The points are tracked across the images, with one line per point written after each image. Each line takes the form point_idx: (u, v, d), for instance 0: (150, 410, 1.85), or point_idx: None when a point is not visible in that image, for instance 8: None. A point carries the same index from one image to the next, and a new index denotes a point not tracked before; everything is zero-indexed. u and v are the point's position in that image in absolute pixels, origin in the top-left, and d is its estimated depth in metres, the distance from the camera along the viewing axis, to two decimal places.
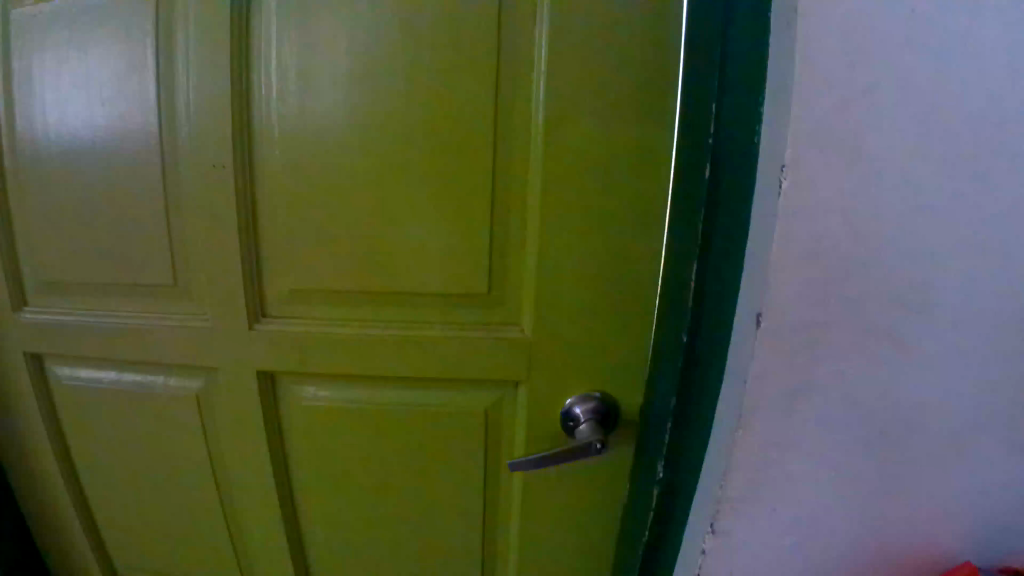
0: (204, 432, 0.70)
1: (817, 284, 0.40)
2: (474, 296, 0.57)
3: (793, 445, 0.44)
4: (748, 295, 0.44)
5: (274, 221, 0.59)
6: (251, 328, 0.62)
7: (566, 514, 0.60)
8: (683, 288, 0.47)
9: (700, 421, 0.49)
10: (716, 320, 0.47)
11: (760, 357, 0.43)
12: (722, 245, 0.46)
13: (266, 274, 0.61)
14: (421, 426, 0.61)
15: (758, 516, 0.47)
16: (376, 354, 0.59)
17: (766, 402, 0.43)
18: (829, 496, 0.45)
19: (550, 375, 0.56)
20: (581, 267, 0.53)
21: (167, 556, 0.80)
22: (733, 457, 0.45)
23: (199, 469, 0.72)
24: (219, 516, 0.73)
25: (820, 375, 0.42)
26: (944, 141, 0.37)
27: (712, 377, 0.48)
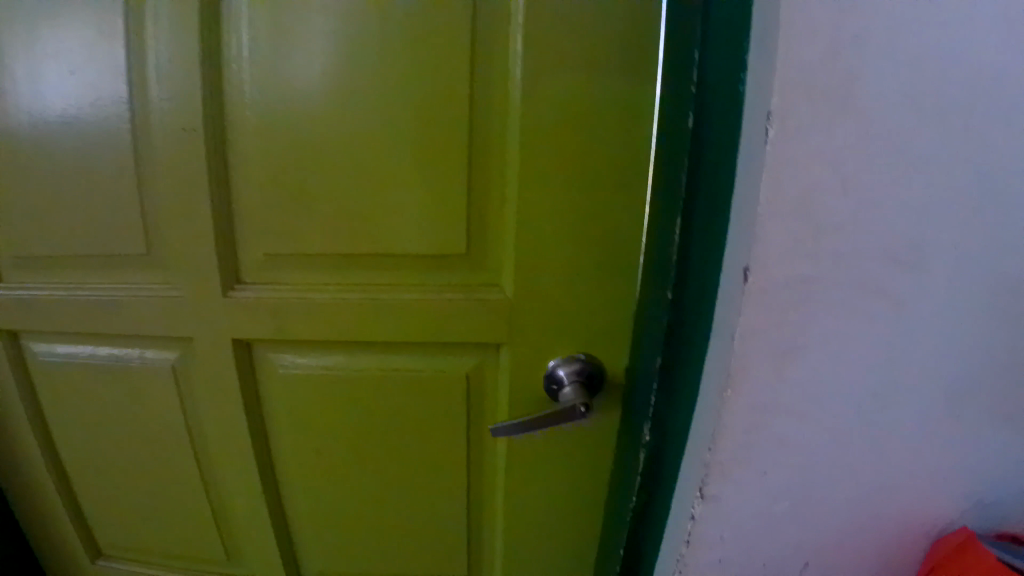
0: (184, 405, 0.68)
1: (803, 238, 0.39)
2: (454, 258, 0.54)
3: (785, 407, 0.43)
4: (735, 251, 0.42)
5: (246, 184, 0.56)
6: (226, 297, 0.59)
7: (552, 485, 0.57)
8: (671, 241, 0.44)
9: (687, 386, 0.46)
10: (703, 277, 0.44)
11: (750, 315, 0.41)
12: (708, 198, 0.43)
13: (241, 240, 0.58)
14: (403, 393, 0.58)
15: (748, 480, 0.45)
16: (354, 320, 0.56)
17: (755, 360, 0.42)
18: (815, 456, 0.45)
19: (533, 340, 0.54)
20: (563, 224, 0.51)
21: (151, 535, 0.78)
22: (722, 419, 0.43)
23: (183, 445, 0.70)
24: (204, 491, 0.72)
25: (808, 332, 0.41)
26: (937, 93, 0.37)
27: (699, 337, 0.45)
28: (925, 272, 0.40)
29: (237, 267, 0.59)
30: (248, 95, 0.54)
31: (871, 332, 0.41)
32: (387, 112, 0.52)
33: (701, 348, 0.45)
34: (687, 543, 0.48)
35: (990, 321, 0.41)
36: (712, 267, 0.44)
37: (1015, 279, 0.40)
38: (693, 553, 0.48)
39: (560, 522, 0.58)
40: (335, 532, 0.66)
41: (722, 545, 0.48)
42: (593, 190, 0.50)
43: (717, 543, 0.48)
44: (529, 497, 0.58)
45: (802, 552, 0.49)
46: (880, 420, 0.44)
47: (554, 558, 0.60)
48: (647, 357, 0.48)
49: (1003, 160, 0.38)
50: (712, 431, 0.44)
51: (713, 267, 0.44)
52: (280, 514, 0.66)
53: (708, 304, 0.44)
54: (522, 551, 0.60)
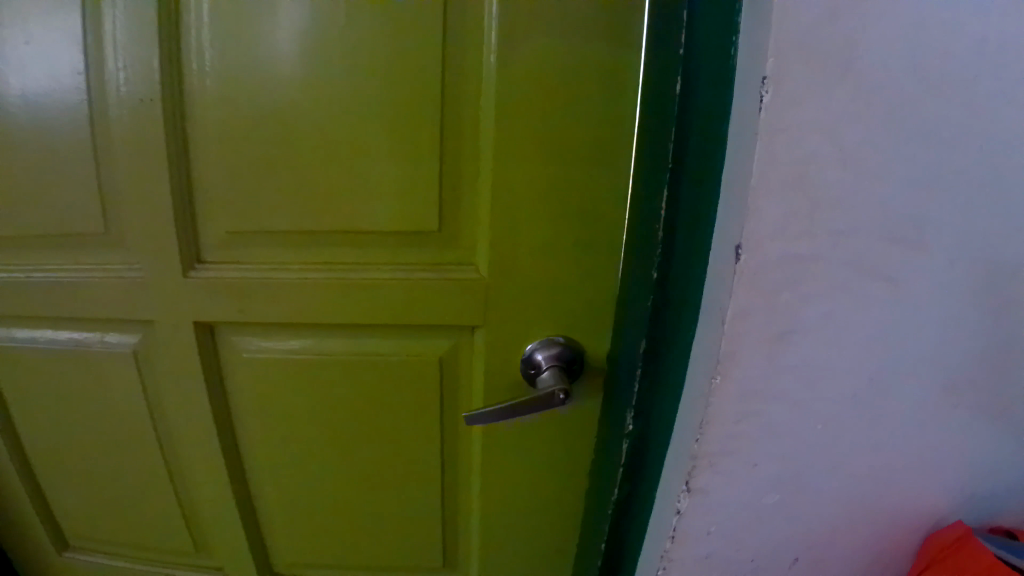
0: (145, 392, 0.64)
1: (798, 214, 0.36)
2: (426, 235, 0.51)
3: (777, 395, 0.40)
4: (725, 228, 0.38)
5: (204, 157, 0.52)
6: (186, 277, 0.55)
7: (531, 475, 0.54)
8: (656, 217, 0.41)
9: (672, 375, 0.43)
10: (693, 254, 0.41)
11: (742, 296, 0.38)
12: (697, 169, 0.39)
13: (201, 217, 0.54)
14: (374, 378, 0.55)
15: (737, 472, 0.43)
16: (320, 301, 0.53)
17: (746, 346, 0.39)
18: (807, 447, 0.42)
19: (509, 322, 0.51)
20: (541, 199, 0.47)
21: (117, 525, 0.75)
22: (710, 409, 0.40)
23: (149, 433, 0.66)
24: (173, 479, 0.69)
25: (801, 316, 0.38)
26: (942, 61, 0.34)
27: (686, 321, 0.42)
28: (924, 252, 0.37)
29: (196, 246, 0.55)
30: (209, 61, 0.49)
31: (868, 315, 0.39)
32: (356, 79, 0.48)
33: (688, 332, 0.42)
34: (671, 539, 0.45)
35: (993, 305, 0.39)
36: (702, 241, 0.40)
37: (1014, 262, 0.38)
38: (678, 548, 0.46)
39: (540, 512, 0.56)
40: (306, 522, 0.63)
41: (708, 540, 0.45)
42: (573, 162, 0.46)
43: (704, 537, 0.45)
44: (507, 487, 0.55)
45: (792, 545, 0.47)
46: (874, 408, 0.41)
47: (532, 551, 0.58)
48: (630, 341, 0.44)
49: (1005, 136, 0.36)
50: (699, 421, 0.41)
51: (704, 242, 0.40)
52: (248, 504, 0.63)
53: (695, 285, 0.41)
54: (500, 544, 0.58)
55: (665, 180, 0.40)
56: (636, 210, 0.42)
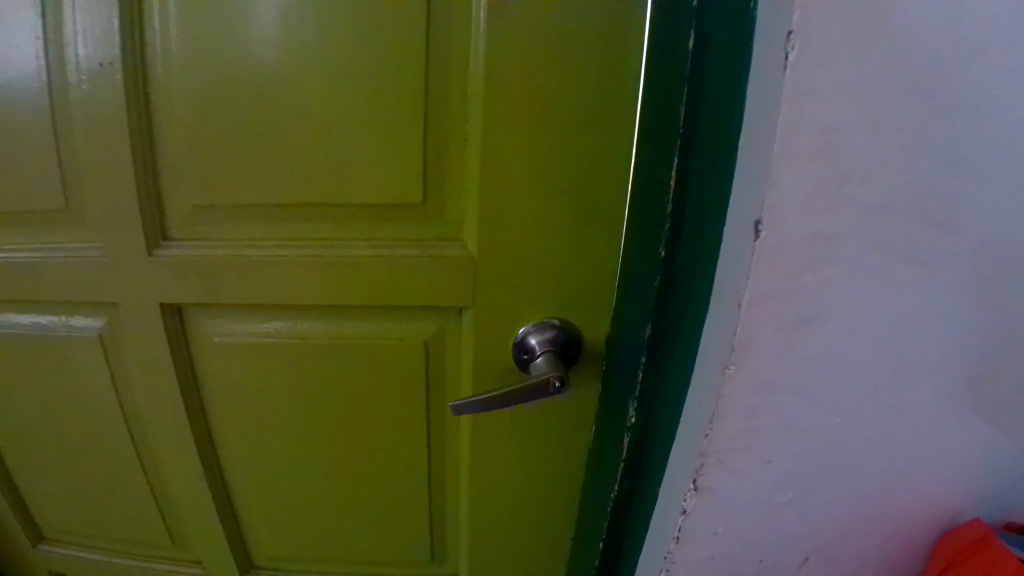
0: (115, 383, 0.58)
1: (823, 189, 0.32)
2: (409, 209, 0.47)
3: (793, 388, 0.37)
4: (742, 204, 0.34)
5: (171, 125, 0.47)
6: (150, 256, 0.50)
7: (522, 468, 0.51)
8: (665, 186, 0.37)
9: (680, 366, 0.39)
10: (704, 233, 0.36)
11: (760, 280, 0.34)
12: (709, 137, 0.35)
13: (166, 190, 0.49)
14: (355, 363, 0.51)
15: (747, 469, 0.40)
16: (296, 281, 0.49)
17: (762, 335, 0.35)
18: (824, 442, 0.39)
19: (500, 305, 0.47)
20: (535, 170, 0.43)
21: (84, 525, 0.70)
22: (722, 402, 0.37)
23: (115, 431, 0.61)
24: (141, 479, 0.64)
25: (824, 301, 0.35)
26: (991, 17, 0.29)
27: (698, 303, 0.37)
28: (956, 233, 0.34)
29: (162, 221, 0.50)
30: (172, 18, 0.44)
31: (894, 301, 0.35)
32: (332, 37, 0.43)
33: (699, 316, 0.38)
34: (677, 539, 0.43)
35: None
36: (714, 216, 0.36)
37: None
38: (682, 549, 0.43)
39: (532, 506, 0.53)
40: (286, 515, 0.59)
41: (715, 541, 0.42)
42: (572, 129, 0.42)
43: (711, 538, 0.42)
44: (498, 480, 0.52)
45: (803, 546, 0.44)
46: (895, 401, 0.38)
47: (523, 546, 0.55)
48: (633, 325, 0.40)
49: None
50: (708, 415, 0.38)
51: (717, 220, 0.36)
52: (224, 497, 0.60)
53: (708, 264, 0.37)
54: (489, 539, 0.55)
55: (676, 149, 0.36)
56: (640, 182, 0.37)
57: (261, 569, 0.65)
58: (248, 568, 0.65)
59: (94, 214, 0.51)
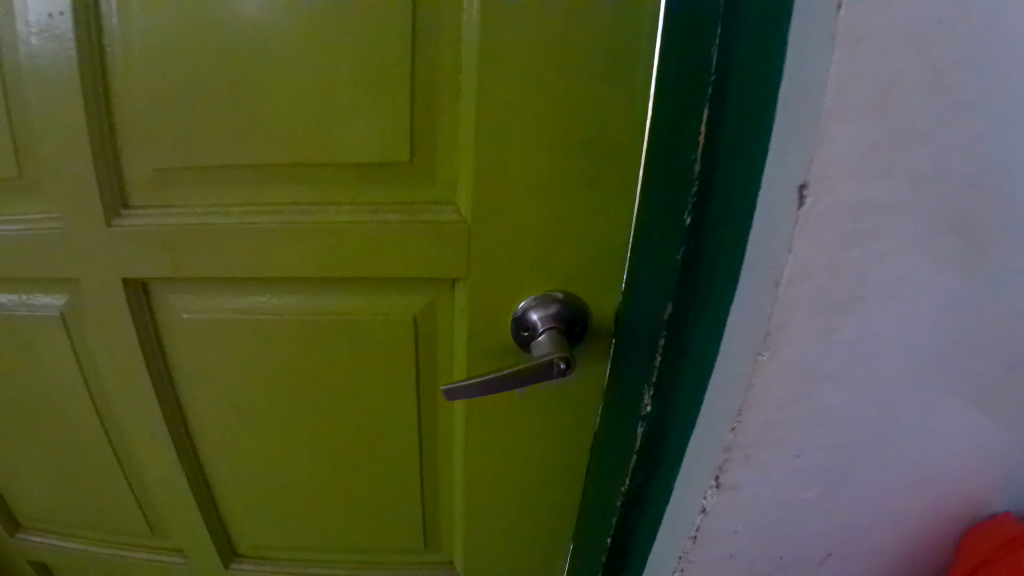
0: (82, 367, 0.53)
1: (876, 150, 0.27)
2: (394, 169, 0.41)
3: (830, 376, 0.33)
4: (782, 168, 0.29)
5: (127, 78, 0.41)
6: (110, 227, 0.45)
7: (521, 454, 0.47)
8: (692, 145, 0.32)
9: (701, 350, 0.35)
10: (734, 203, 0.32)
11: (803, 253, 0.29)
12: (744, 88, 0.30)
13: (124, 152, 0.44)
14: (339, 340, 0.47)
15: (774, 464, 0.35)
16: (270, 250, 0.44)
17: (800, 318, 0.31)
18: (858, 435, 0.35)
19: (497, 278, 0.42)
20: (537, 125, 0.37)
21: (48, 520, 0.65)
22: (751, 392, 0.33)
23: (79, 421, 0.56)
24: (109, 472, 0.59)
25: (870, 278, 0.30)
26: None
27: (722, 283, 0.33)
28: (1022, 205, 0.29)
29: (122, 187, 0.45)
30: None
31: (945, 280, 0.31)
32: None
33: (725, 297, 0.33)
34: (693, 538, 0.39)
35: None
36: (746, 184, 0.31)
37: None
38: (698, 548, 0.39)
39: (531, 493, 0.49)
40: (268, 502, 0.55)
41: (736, 539, 0.39)
42: (581, 78, 0.36)
43: (730, 536, 0.38)
44: (495, 466, 0.47)
45: (826, 542, 0.40)
46: (937, 390, 0.34)
47: (522, 535, 0.51)
48: (649, 304, 0.36)
49: None
50: (736, 406, 0.33)
51: (748, 187, 0.31)
52: (201, 484, 0.56)
53: (737, 241, 0.32)
54: (486, 528, 0.51)
55: (707, 99, 0.31)
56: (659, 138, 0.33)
57: (244, 559, 0.61)
58: (230, 557, 0.61)
59: (47, 182, 0.45)
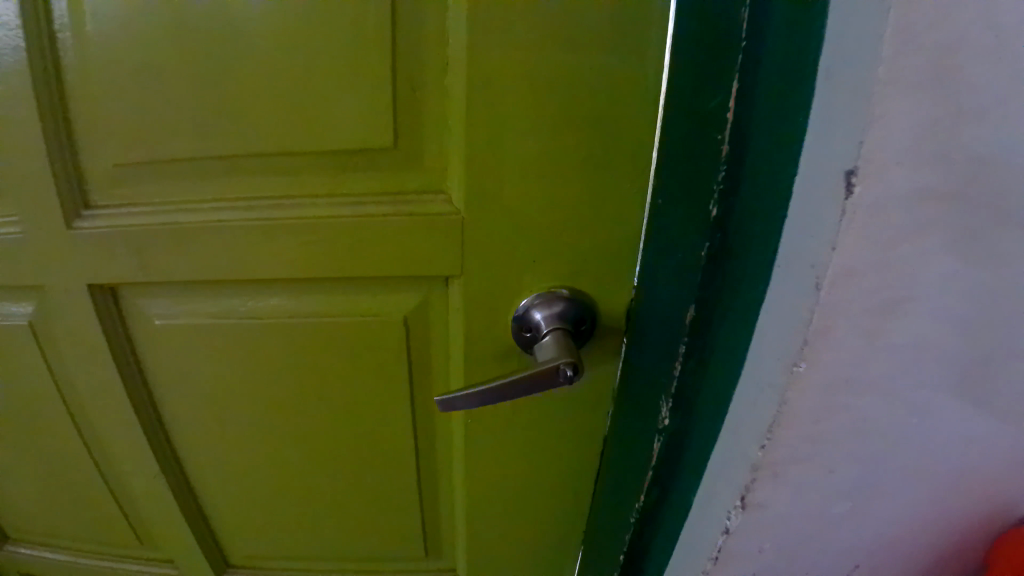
0: (56, 378, 0.49)
1: (931, 132, 0.24)
2: (376, 155, 0.37)
3: (870, 385, 0.29)
4: (822, 151, 0.26)
5: (82, 66, 0.37)
6: (71, 230, 0.41)
7: (526, 462, 0.43)
8: (719, 123, 0.28)
9: (728, 354, 0.32)
10: (766, 192, 0.28)
11: (846, 252, 0.26)
12: (778, 59, 0.26)
13: (82, 147, 0.39)
14: (326, 343, 0.43)
15: (807, 480, 0.32)
16: (245, 249, 0.40)
17: (841, 323, 0.28)
18: (897, 446, 0.32)
19: (494, 274, 0.38)
20: (535, 102, 0.33)
21: (33, 533, 0.62)
22: (786, 405, 0.30)
23: (55, 436, 0.52)
24: (92, 486, 0.55)
25: (918, 277, 0.27)
26: None
27: (753, 281, 0.30)
28: None
29: (82, 187, 0.40)
30: None
31: (1001, 278, 0.27)
32: None
33: (755, 297, 0.30)
34: (715, 559, 0.36)
35: None
36: (784, 169, 0.27)
37: None
38: (720, 569, 0.37)
39: (538, 503, 0.45)
40: (258, 511, 0.52)
41: (761, 557, 0.36)
42: (586, 46, 0.32)
43: (755, 555, 0.36)
44: (497, 475, 0.44)
45: (855, 556, 0.37)
46: (987, 395, 0.31)
47: (528, 546, 0.47)
48: (668, 303, 0.33)
49: None
50: (767, 421, 0.31)
51: (784, 174, 0.27)
52: (188, 494, 0.53)
53: (769, 236, 0.28)
54: (489, 540, 0.47)
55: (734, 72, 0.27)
56: (676, 117, 0.29)
57: (238, 568, 0.58)
58: (223, 567, 0.58)
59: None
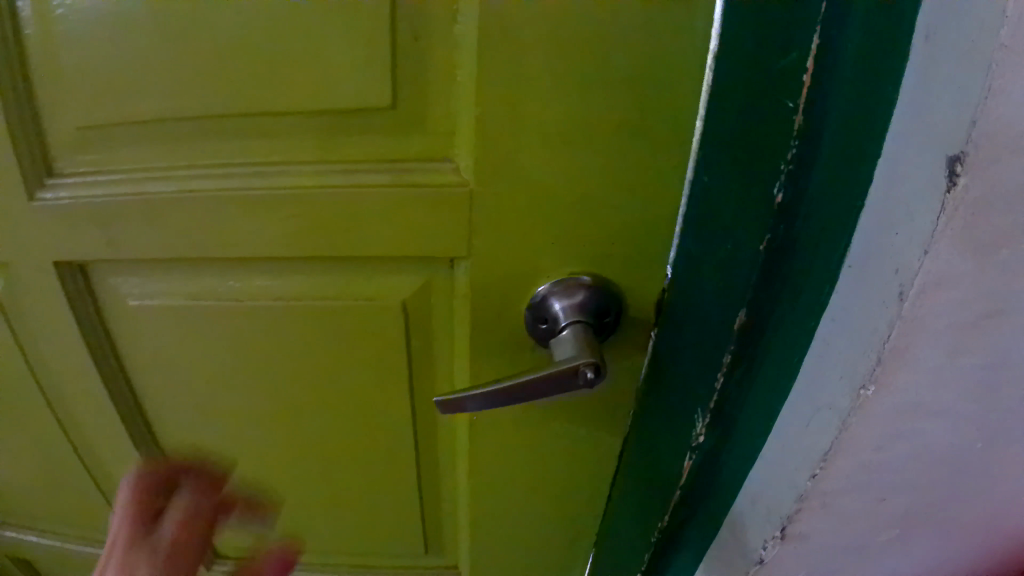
0: (29, 365, 0.45)
1: None
2: (374, 116, 0.32)
3: (942, 408, 0.25)
4: (926, 137, 0.21)
5: (38, 12, 0.32)
6: (32, 202, 0.37)
7: (536, 466, 0.39)
8: (794, 91, 0.24)
9: (789, 347, 0.29)
10: (845, 179, 0.25)
11: (937, 263, 0.21)
12: (865, 27, 0.22)
13: (45, 108, 0.35)
14: (317, 328, 0.38)
15: (856, 508, 0.29)
16: (223, 224, 0.35)
17: (921, 341, 0.23)
18: (962, 471, 0.28)
19: (505, 260, 0.33)
20: (561, 54, 0.28)
21: (16, 516, 0.59)
22: (845, 433, 0.26)
23: (30, 422, 0.49)
24: (73, 473, 0.52)
25: (1018, 287, 0.22)
26: None
27: (823, 269, 0.27)
28: None
29: (45, 153, 0.36)
30: None
31: None
32: None
33: (820, 298, 0.27)
34: None
35: None
36: (868, 154, 0.24)
37: None
38: None
39: (547, 508, 0.41)
40: None
41: None
42: None
43: None
44: (506, 478, 0.40)
45: None
46: None
47: (535, 550, 0.44)
48: (715, 309, 0.29)
49: None
50: (823, 448, 0.27)
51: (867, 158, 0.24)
52: None
53: (844, 223, 0.25)
54: (493, 543, 0.44)
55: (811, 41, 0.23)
56: (727, 102, 0.24)
57: (227, 558, 0.55)
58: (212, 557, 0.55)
59: None
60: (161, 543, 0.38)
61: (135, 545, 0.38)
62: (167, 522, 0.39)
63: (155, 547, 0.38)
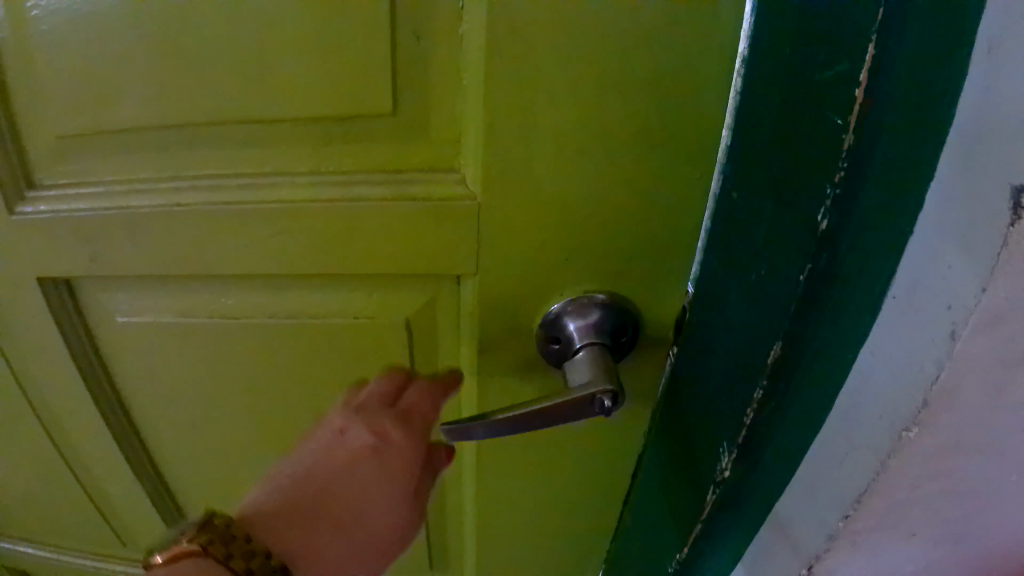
0: (17, 381, 0.43)
1: None
2: (376, 121, 0.30)
3: (988, 452, 0.24)
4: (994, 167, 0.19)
5: (10, 13, 0.29)
6: (12, 214, 0.34)
7: (547, 486, 0.37)
8: (842, 106, 0.21)
9: (821, 393, 0.26)
10: (891, 211, 0.22)
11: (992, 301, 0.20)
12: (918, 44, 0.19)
13: (23, 116, 0.32)
14: (319, 344, 0.37)
15: (888, 547, 0.27)
16: (215, 240, 0.33)
17: (971, 383, 0.22)
18: (1005, 516, 0.26)
19: (515, 278, 0.31)
20: (575, 62, 0.25)
21: (10, 527, 0.57)
22: (884, 474, 0.24)
23: (19, 437, 0.47)
24: (66, 487, 0.50)
25: None
26: None
27: (859, 312, 0.24)
28: None
29: (24, 163, 0.34)
30: None
31: None
32: None
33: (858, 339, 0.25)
34: None
35: None
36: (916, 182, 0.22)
37: None
38: None
39: (557, 526, 0.40)
40: None
41: None
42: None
43: None
44: (513, 498, 0.38)
45: None
46: None
47: (543, 568, 0.42)
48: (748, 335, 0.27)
49: None
50: (857, 488, 0.25)
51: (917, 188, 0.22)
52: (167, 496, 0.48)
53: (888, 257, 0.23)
54: (501, 560, 0.42)
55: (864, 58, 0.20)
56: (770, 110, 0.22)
57: None
58: None
59: None
60: (410, 413, 0.36)
61: (386, 414, 0.36)
62: (404, 402, 0.36)
63: (405, 418, 0.36)
